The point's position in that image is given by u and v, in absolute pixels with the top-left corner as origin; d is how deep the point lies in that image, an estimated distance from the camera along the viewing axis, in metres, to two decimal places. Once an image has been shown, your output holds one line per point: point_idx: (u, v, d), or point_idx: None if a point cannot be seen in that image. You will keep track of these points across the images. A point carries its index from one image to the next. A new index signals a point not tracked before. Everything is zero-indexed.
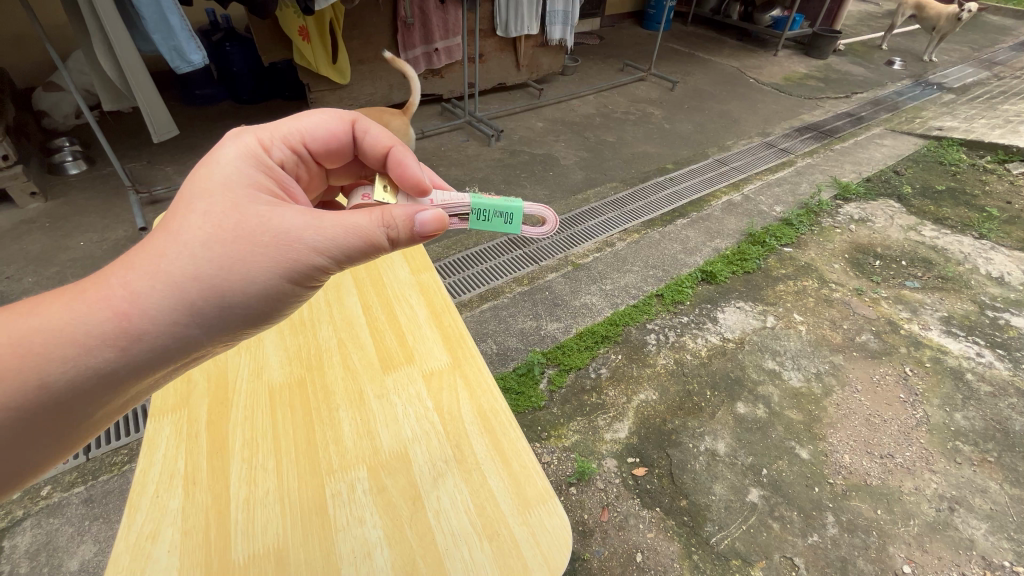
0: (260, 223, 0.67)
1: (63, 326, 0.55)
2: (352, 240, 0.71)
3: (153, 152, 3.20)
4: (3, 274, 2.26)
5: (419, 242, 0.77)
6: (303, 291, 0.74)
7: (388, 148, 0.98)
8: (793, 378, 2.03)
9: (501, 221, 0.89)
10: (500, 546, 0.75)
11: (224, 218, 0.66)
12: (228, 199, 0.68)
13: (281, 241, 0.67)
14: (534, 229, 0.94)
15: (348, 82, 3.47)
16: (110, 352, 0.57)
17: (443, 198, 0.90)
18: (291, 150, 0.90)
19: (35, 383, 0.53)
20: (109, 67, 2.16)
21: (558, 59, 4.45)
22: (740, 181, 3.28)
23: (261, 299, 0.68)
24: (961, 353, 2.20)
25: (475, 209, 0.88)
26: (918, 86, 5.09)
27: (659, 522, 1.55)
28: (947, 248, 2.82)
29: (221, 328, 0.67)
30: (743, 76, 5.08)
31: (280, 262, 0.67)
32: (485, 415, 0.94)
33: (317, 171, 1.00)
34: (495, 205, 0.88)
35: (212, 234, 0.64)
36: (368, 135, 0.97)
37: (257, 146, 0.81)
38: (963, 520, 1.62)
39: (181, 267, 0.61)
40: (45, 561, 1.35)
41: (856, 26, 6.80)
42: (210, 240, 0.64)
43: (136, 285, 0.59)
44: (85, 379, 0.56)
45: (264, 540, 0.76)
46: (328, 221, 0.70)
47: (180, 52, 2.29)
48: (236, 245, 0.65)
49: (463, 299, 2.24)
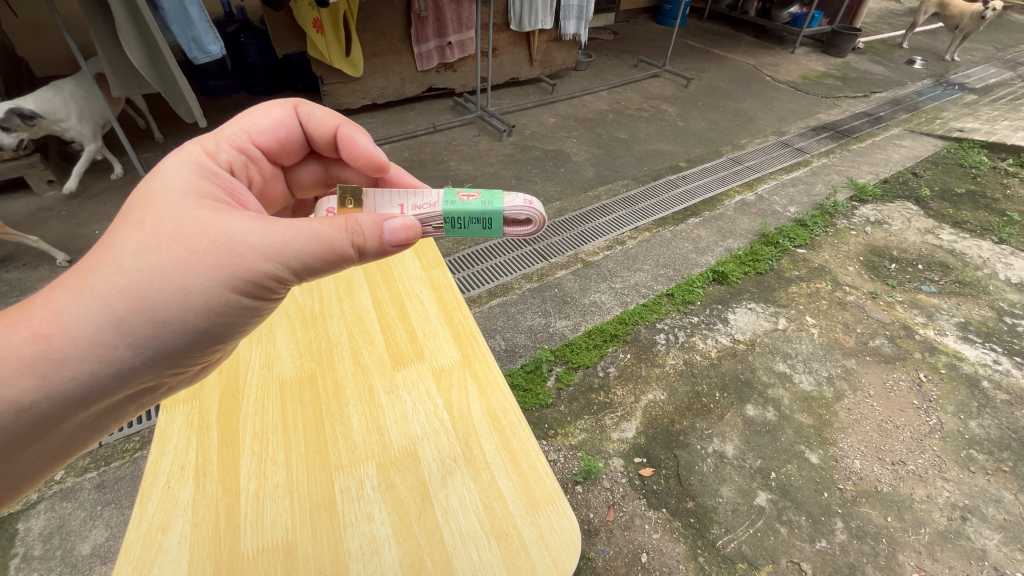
0: (200, 229, 0.67)
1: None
2: (302, 237, 0.70)
3: (168, 143, 3.23)
4: (21, 261, 2.30)
5: (389, 253, 0.76)
6: (252, 306, 0.73)
7: (336, 127, 1.02)
8: (804, 381, 2.00)
9: (479, 226, 0.88)
10: (509, 547, 0.75)
11: (151, 222, 0.66)
12: (168, 204, 0.69)
13: (226, 247, 0.68)
14: (521, 231, 0.90)
15: (361, 75, 3.47)
16: (30, 380, 0.58)
17: (417, 203, 0.88)
18: (239, 150, 0.92)
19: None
20: (136, 54, 2.15)
21: (572, 54, 4.41)
22: (753, 180, 3.24)
23: (201, 317, 0.69)
24: (977, 360, 2.16)
25: (447, 216, 0.87)
26: (939, 85, 4.98)
27: (666, 524, 1.54)
28: (966, 252, 2.77)
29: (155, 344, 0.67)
30: (759, 74, 5.01)
31: (222, 269, 0.67)
32: (495, 414, 0.94)
33: (274, 173, 1.02)
34: (469, 211, 0.86)
35: (145, 242, 0.65)
36: (313, 118, 1.01)
37: (202, 155, 0.84)
38: (976, 530, 1.60)
39: (121, 279, 0.62)
40: (58, 544, 1.37)
41: (876, 24, 6.67)
42: (143, 249, 0.64)
43: (60, 303, 0.60)
44: (10, 405, 0.56)
45: (272, 536, 0.77)
46: (279, 226, 0.70)
47: (199, 42, 2.29)
48: (171, 246, 0.65)
49: (472, 295, 2.24)
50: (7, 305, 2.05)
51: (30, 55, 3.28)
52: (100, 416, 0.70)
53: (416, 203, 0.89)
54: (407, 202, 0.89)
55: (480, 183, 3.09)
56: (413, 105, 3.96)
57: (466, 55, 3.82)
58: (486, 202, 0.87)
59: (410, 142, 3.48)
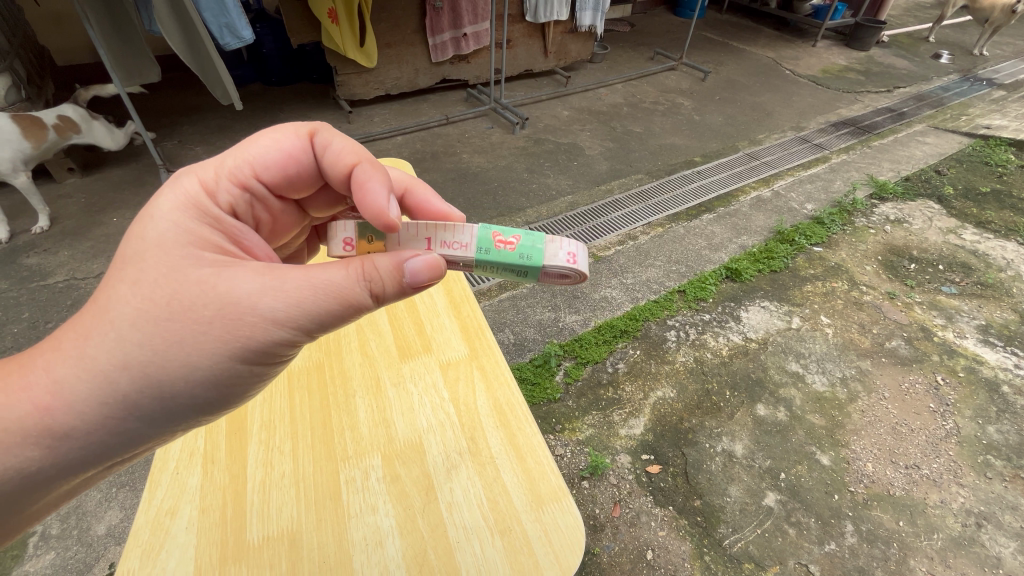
0: (199, 295, 0.65)
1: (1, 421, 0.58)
2: (315, 297, 0.67)
3: (184, 132, 3.26)
4: (41, 247, 2.34)
5: (411, 294, 0.75)
6: (263, 371, 0.72)
7: (351, 166, 0.88)
8: (817, 382, 1.97)
9: (516, 274, 0.84)
10: (511, 542, 0.75)
11: (154, 288, 0.65)
12: (166, 262, 0.67)
13: (230, 314, 0.65)
14: (560, 281, 0.87)
15: (375, 66, 3.46)
16: (37, 451, 0.59)
17: (447, 242, 0.83)
18: (240, 186, 0.85)
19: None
20: (177, 42, 2.21)
21: (587, 46, 4.36)
22: (770, 176, 3.18)
23: (210, 387, 0.68)
24: (997, 364, 2.10)
25: (484, 265, 0.83)
26: (966, 81, 4.83)
27: (672, 521, 1.53)
28: (989, 253, 2.70)
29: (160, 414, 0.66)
30: (779, 67, 4.90)
31: (228, 340, 0.65)
32: (501, 409, 0.93)
33: (284, 208, 0.94)
34: (506, 263, 0.82)
35: (144, 307, 0.63)
36: (329, 152, 0.89)
37: (200, 197, 0.78)
38: (991, 537, 1.57)
39: (120, 353, 0.62)
40: (75, 524, 1.40)
41: (901, 17, 6.48)
42: (141, 317, 0.63)
43: (61, 375, 0.61)
44: (15, 474, 0.59)
45: (277, 523, 0.77)
46: (290, 287, 0.66)
47: (232, 28, 2.31)
48: (170, 318, 0.64)
49: (482, 288, 2.23)
50: (28, 291, 2.10)
51: (51, 44, 3.32)
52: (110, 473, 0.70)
53: (446, 239, 0.83)
54: (436, 237, 0.84)
55: (492, 175, 3.08)
56: (426, 97, 3.95)
57: (481, 46, 3.79)
58: (527, 255, 0.82)
59: (422, 133, 3.47)
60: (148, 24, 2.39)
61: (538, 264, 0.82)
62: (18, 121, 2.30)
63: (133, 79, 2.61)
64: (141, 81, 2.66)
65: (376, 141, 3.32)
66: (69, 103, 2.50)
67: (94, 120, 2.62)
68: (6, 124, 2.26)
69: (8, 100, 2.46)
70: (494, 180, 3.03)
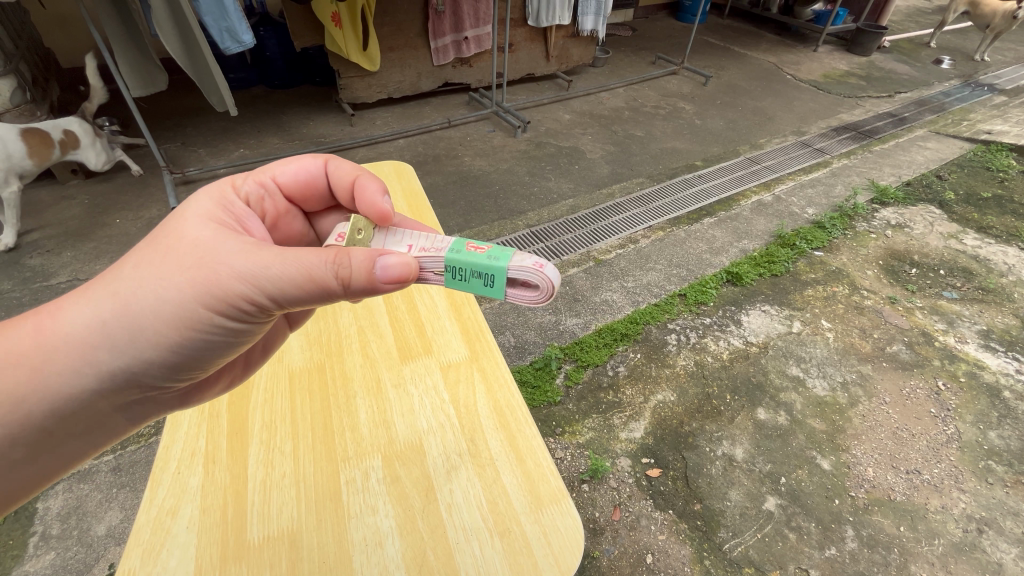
0: (189, 248, 0.68)
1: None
2: (285, 262, 0.67)
3: (187, 134, 3.28)
4: (44, 248, 2.35)
5: (380, 290, 0.70)
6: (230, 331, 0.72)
7: (353, 179, 0.94)
8: (818, 386, 1.97)
9: (480, 282, 0.73)
10: (511, 543, 0.75)
11: (158, 242, 0.69)
12: (173, 224, 0.72)
13: (210, 264, 0.67)
14: (527, 296, 0.74)
15: (378, 69, 3.48)
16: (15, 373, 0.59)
17: (424, 245, 0.79)
18: (258, 185, 0.91)
19: None
20: (174, 47, 2.21)
21: (589, 51, 4.38)
22: (771, 180, 3.18)
23: (172, 334, 0.67)
24: (999, 369, 2.10)
25: (450, 266, 0.74)
26: (968, 86, 4.84)
27: (672, 526, 1.53)
28: (990, 258, 2.70)
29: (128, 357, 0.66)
30: (780, 72, 4.92)
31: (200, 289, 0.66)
32: (501, 410, 0.93)
33: (290, 214, 0.97)
34: (471, 263, 0.73)
35: (142, 257, 0.67)
36: (337, 168, 0.95)
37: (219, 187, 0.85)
38: (992, 543, 1.56)
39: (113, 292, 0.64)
40: (76, 524, 1.41)
41: (902, 22, 6.50)
42: (136, 266, 0.66)
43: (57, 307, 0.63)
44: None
45: (277, 524, 0.77)
46: (268, 251, 0.68)
47: (232, 33, 2.33)
48: (157, 265, 0.66)
49: (483, 291, 2.24)
50: (30, 292, 2.11)
51: (56, 46, 3.35)
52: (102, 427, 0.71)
53: (425, 245, 0.80)
54: (416, 243, 0.81)
55: (493, 178, 3.09)
56: (428, 100, 3.96)
57: (483, 49, 3.81)
58: (492, 256, 0.73)
59: (425, 136, 3.48)
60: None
61: (503, 264, 0.72)
62: (26, 139, 2.32)
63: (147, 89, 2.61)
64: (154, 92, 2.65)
65: (378, 143, 3.33)
66: (77, 118, 2.53)
67: (96, 139, 2.64)
68: (14, 141, 2.27)
69: (13, 101, 2.47)
70: (496, 183, 3.04)
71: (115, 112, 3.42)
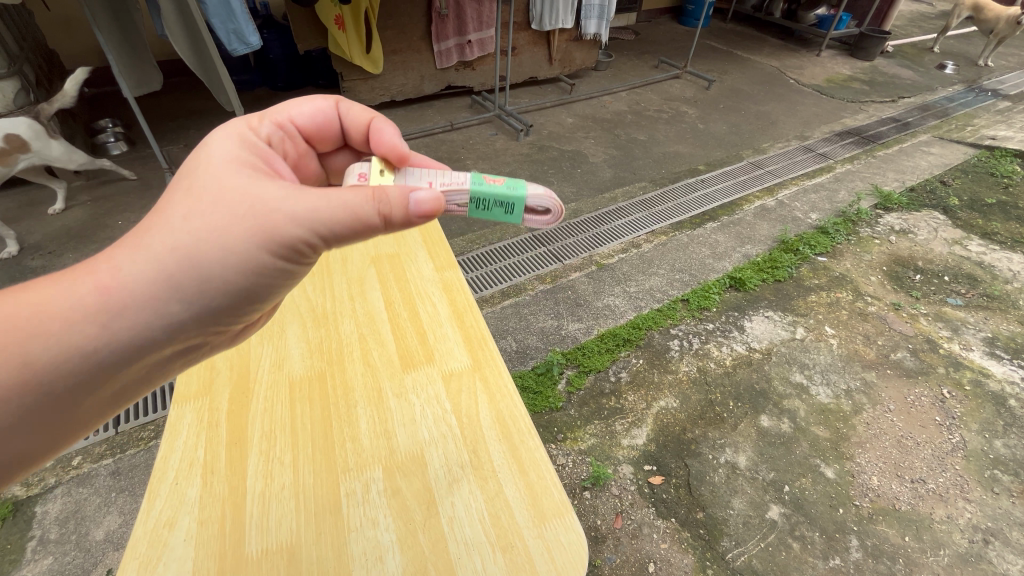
0: (240, 197, 0.67)
1: (39, 304, 0.55)
2: (332, 203, 0.67)
3: (190, 136, 3.28)
4: (46, 249, 2.35)
5: (413, 223, 0.73)
6: (289, 274, 0.72)
7: (368, 122, 0.98)
8: (822, 394, 1.95)
9: (501, 210, 0.85)
10: (514, 558, 0.74)
11: (202, 192, 0.67)
12: (212, 172, 0.69)
13: (263, 210, 0.66)
14: (540, 219, 0.89)
15: (381, 71, 3.47)
16: (92, 328, 0.57)
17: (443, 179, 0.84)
18: (277, 125, 0.90)
19: (21, 360, 0.53)
20: (183, 46, 2.21)
21: (592, 54, 4.38)
22: (774, 185, 3.17)
23: (242, 278, 0.67)
24: (1004, 377, 2.08)
25: (475, 196, 0.84)
26: (971, 92, 4.83)
27: (675, 534, 1.52)
28: (995, 264, 2.68)
29: (192, 304, 0.64)
30: (783, 76, 4.91)
31: (261, 234, 0.66)
32: (504, 421, 0.92)
33: (309, 153, 0.98)
34: (494, 194, 0.83)
35: (191, 207, 0.65)
36: (349, 113, 0.99)
37: (242, 127, 0.83)
38: (999, 554, 1.54)
39: (163, 241, 0.62)
40: (73, 529, 1.40)
41: (906, 27, 6.50)
42: (190, 213, 0.64)
43: (117, 259, 0.60)
44: (77, 349, 0.56)
45: (276, 536, 0.76)
46: (314, 193, 0.68)
47: (240, 34, 2.33)
48: (213, 214, 0.65)
49: (484, 294, 2.23)
50: None
51: (60, 48, 3.36)
52: (155, 375, 0.69)
53: (442, 180, 0.85)
54: (435, 179, 0.86)
55: None
56: (431, 102, 3.96)
57: (486, 53, 3.81)
58: (510, 185, 0.84)
59: (427, 139, 3.48)
60: (159, 28, 2.41)
61: (522, 191, 0.84)
62: None
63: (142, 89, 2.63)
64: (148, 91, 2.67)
65: None
66: (26, 118, 2.25)
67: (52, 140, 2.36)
68: None
69: (16, 103, 2.45)
70: None
71: (118, 113, 3.42)
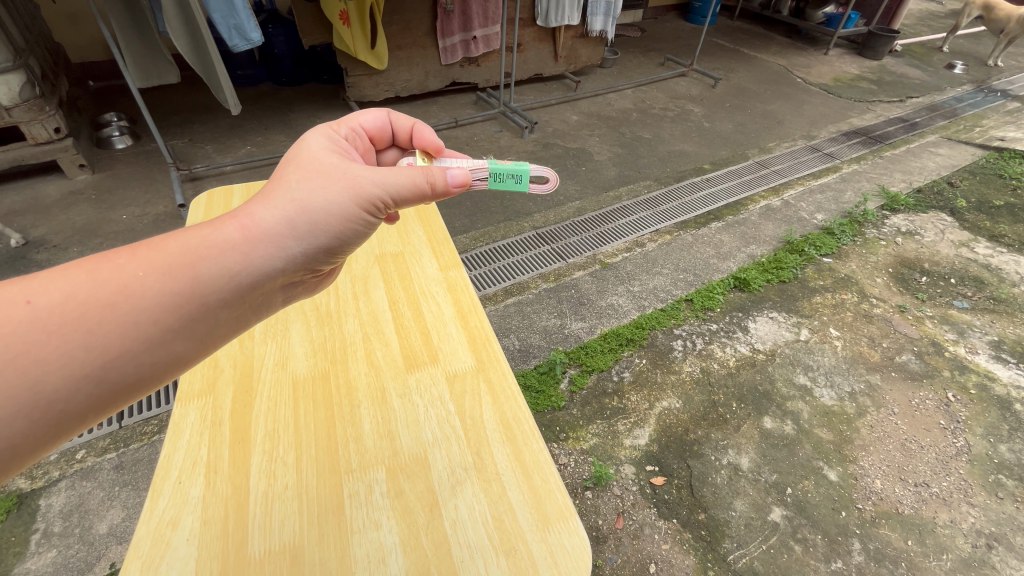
0: (339, 166, 0.74)
1: (194, 238, 0.59)
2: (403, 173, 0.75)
3: (195, 130, 3.28)
4: (52, 242, 2.36)
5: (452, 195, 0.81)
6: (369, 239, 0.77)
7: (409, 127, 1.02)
8: (825, 396, 1.94)
9: (512, 181, 0.91)
10: (517, 563, 0.74)
11: (307, 163, 0.73)
12: (310, 152, 0.76)
13: (356, 176, 0.73)
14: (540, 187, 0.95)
15: (386, 67, 3.46)
16: (235, 256, 0.61)
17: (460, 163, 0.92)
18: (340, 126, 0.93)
19: (189, 275, 0.57)
20: (182, 41, 2.21)
21: (598, 51, 4.35)
22: (780, 185, 3.15)
23: (339, 235, 0.72)
24: (1010, 381, 2.07)
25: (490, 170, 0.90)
26: (981, 92, 4.78)
27: (676, 535, 1.51)
28: (1002, 267, 2.66)
29: (312, 246, 0.68)
30: (790, 75, 4.88)
31: (358, 194, 0.72)
32: (508, 423, 0.92)
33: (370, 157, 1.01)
34: (503, 168, 0.90)
35: (303, 173, 0.71)
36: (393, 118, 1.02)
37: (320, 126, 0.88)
38: (1001, 559, 1.53)
39: (285, 195, 0.68)
40: (77, 522, 1.40)
41: (915, 26, 6.44)
42: (303, 176, 0.71)
43: (250, 208, 0.65)
44: (224, 273, 0.59)
45: (279, 538, 0.76)
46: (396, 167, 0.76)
47: (241, 30, 2.32)
48: (321, 178, 0.71)
49: (488, 292, 2.22)
50: None
51: (65, 41, 3.36)
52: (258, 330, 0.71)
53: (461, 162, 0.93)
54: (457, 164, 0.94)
55: None
56: (435, 98, 3.95)
57: (491, 49, 3.79)
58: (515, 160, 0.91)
59: None
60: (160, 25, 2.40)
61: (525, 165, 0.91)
62: None
63: (150, 81, 2.59)
64: (157, 83, 2.64)
65: None
66: None
67: None
68: None
69: (21, 96, 2.46)
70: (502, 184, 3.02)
71: (123, 107, 3.42)
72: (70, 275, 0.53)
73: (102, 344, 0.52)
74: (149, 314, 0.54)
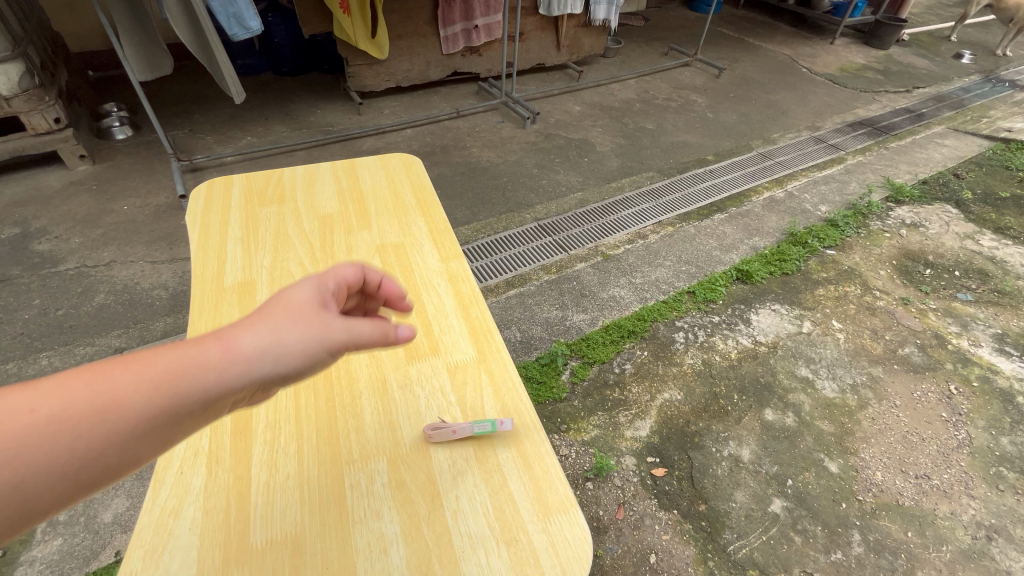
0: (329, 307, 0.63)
1: (174, 359, 0.50)
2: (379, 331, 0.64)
3: (195, 121, 3.26)
4: (53, 233, 2.36)
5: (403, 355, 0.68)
6: None
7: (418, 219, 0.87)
8: (827, 388, 1.94)
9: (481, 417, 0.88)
10: (518, 552, 0.74)
11: (310, 294, 0.62)
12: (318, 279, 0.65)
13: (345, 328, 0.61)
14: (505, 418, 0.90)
15: (386, 57, 3.43)
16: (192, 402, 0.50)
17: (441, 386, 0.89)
18: None
19: (133, 417, 0.47)
20: (182, 29, 2.18)
21: (601, 41, 4.30)
22: (783, 176, 3.12)
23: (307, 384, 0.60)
24: (1013, 374, 2.06)
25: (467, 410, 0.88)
26: (988, 82, 4.72)
27: (676, 526, 1.52)
28: (1006, 259, 2.64)
29: (299, 380, 0.59)
30: (796, 65, 4.82)
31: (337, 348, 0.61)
32: (509, 414, 0.92)
33: None
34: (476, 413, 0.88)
35: (302, 304, 0.60)
36: None
37: None
38: (1001, 551, 1.54)
39: (274, 331, 0.57)
40: (82, 511, 1.41)
41: (923, 15, 6.35)
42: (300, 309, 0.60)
43: (239, 337, 0.55)
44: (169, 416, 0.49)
45: (281, 527, 0.77)
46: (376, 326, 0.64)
47: (240, 18, 2.29)
48: (314, 315, 0.60)
49: (489, 284, 2.22)
50: (36, 279, 2.11)
51: (64, 30, 3.33)
52: None
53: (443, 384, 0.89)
54: None
55: (501, 169, 3.06)
56: (436, 89, 3.92)
57: (493, 39, 3.75)
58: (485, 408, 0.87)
59: (433, 126, 3.45)
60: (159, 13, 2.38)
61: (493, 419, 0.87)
62: None
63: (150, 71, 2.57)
64: (157, 74, 2.61)
65: (386, 133, 3.29)
66: None
67: None
68: None
69: (21, 87, 2.44)
70: (504, 175, 3.00)
71: (122, 97, 3.40)
72: (37, 389, 0.44)
73: (28, 488, 0.42)
74: (80, 453, 0.45)
